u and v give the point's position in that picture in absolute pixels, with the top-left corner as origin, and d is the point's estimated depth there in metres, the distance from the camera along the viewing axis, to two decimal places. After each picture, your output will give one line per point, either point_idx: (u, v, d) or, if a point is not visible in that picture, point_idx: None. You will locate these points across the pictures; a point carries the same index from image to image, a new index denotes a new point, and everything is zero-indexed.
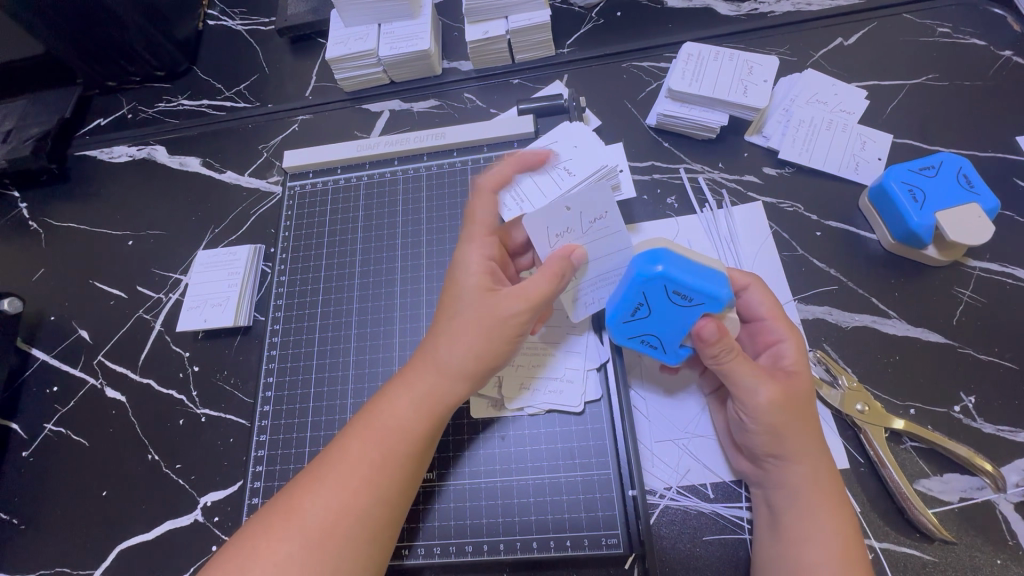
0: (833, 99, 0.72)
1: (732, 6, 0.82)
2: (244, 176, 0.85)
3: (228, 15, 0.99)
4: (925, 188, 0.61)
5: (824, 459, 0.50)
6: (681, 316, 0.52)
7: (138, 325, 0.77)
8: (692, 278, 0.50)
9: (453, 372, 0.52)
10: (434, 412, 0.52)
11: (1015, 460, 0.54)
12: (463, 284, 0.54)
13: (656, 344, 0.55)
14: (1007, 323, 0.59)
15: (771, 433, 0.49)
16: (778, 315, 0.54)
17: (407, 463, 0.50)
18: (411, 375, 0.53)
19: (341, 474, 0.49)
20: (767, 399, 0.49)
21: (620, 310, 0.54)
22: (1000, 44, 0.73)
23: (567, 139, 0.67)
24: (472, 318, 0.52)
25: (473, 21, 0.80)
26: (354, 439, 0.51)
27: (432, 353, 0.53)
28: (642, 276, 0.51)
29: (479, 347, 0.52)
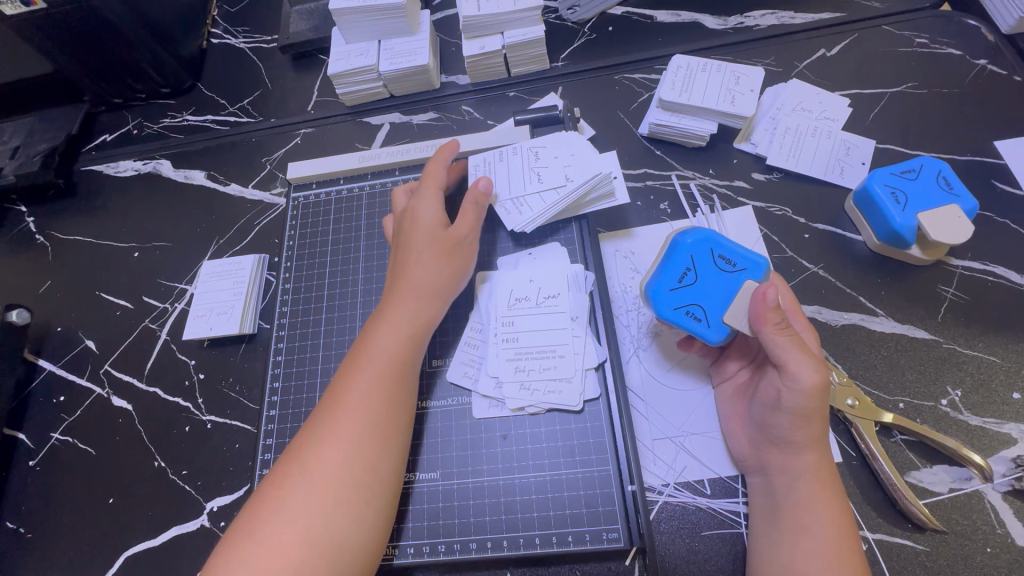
0: (816, 108, 0.75)
1: (718, 21, 0.86)
2: (248, 188, 0.87)
3: (231, 34, 1.03)
4: (905, 190, 0.63)
5: (818, 452, 0.51)
6: (731, 283, 0.56)
7: (145, 334, 0.79)
8: (736, 247, 0.57)
9: (426, 297, 0.60)
10: (415, 339, 0.58)
11: (1001, 450, 0.56)
12: (418, 227, 0.62)
13: (699, 318, 0.56)
14: (991, 320, 0.61)
15: (804, 416, 0.50)
16: (796, 306, 0.57)
17: (396, 391, 0.55)
18: (390, 313, 0.59)
19: (337, 410, 0.53)
20: (819, 377, 0.49)
21: (667, 277, 0.58)
22: (976, 53, 0.76)
23: (559, 149, 0.69)
24: (438, 249, 0.61)
25: (470, 36, 0.83)
26: (344, 383, 0.55)
27: (409, 285, 0.60)
28: (689, 241, 0.57)
29: (443, 268, 0.61)
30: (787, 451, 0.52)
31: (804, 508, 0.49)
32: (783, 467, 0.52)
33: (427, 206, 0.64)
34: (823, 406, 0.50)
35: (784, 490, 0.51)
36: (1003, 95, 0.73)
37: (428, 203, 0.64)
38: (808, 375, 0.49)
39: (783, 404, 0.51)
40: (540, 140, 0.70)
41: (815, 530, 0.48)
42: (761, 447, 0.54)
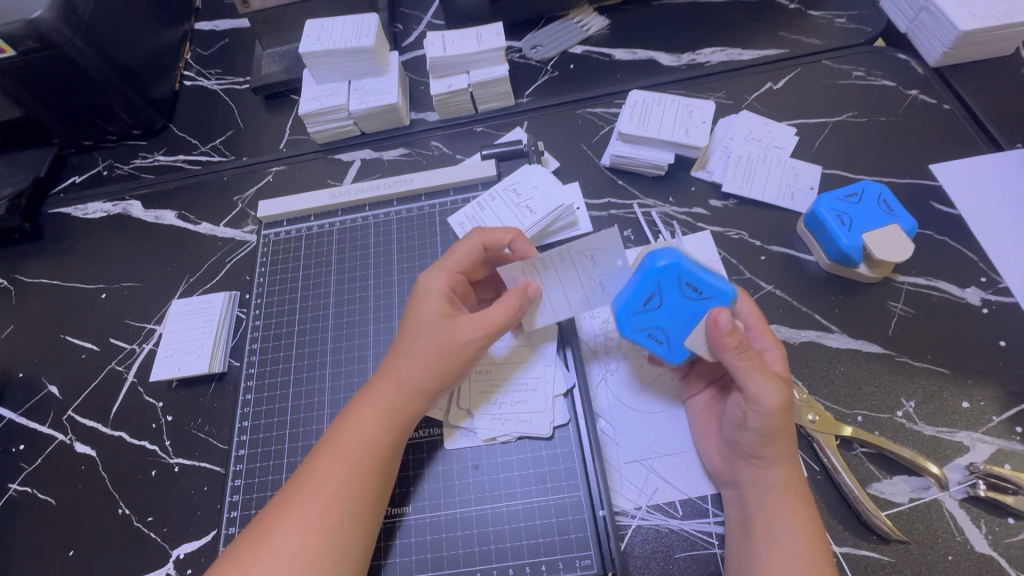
0: (766, 137, 0.80)
1: (672, 58, 0.91)
2: (219, 226, 0.87)
3: (204, 75, 1.05)
4: (851, 213, 0.67)
5: (790, 464, 0.53)
6: (696, 309, 0.57)
7: (110, 377, 0.77)
8: (703, 274, 0.57)
9: (414, 391, 0.55)
10: (399, 427, 0.55)
11: (955, 459, 0.58)
12: (422, 310, 0.58)
13: (660, 339, 0.59)
14: (938, 332, 0.64)
15: (770, 434, 0.52)
16: (763, 323, 0.57)
17: (372, 476, 0.53)
18: (370, 401, 0.56)
19: (306, 493, 0.52)
20: (779, 399, 0.51)
21: (633, 297, 0.58)
22: (908, 84, 0.82)
23: (608, 262, 0.58)
24: (432, 342, 0.56)
25: (438, 76, 0.86)
26: (319, 459, 0.54)
27: (395, 373, 0.56)
28: (658, 265, 0.57)
29: (437, 368, 0.56)
30: (759, 467, 0.53)
31: (779, 522, 0.50)
32: (755, 482, 0.53)
33: (436, 289, 0.59)
34: (787, 425, 0.52)
35: (757, 506, 0.52)
36: (934, 122, 0.79)
37: (438, 282, 0.59)
38: (773, 399, 0.51)
39: (750, 425, 0.52)
40: (586, 241, 0.57)
41: (790, 544, 0.49)
42: (733, 464, 0.55)
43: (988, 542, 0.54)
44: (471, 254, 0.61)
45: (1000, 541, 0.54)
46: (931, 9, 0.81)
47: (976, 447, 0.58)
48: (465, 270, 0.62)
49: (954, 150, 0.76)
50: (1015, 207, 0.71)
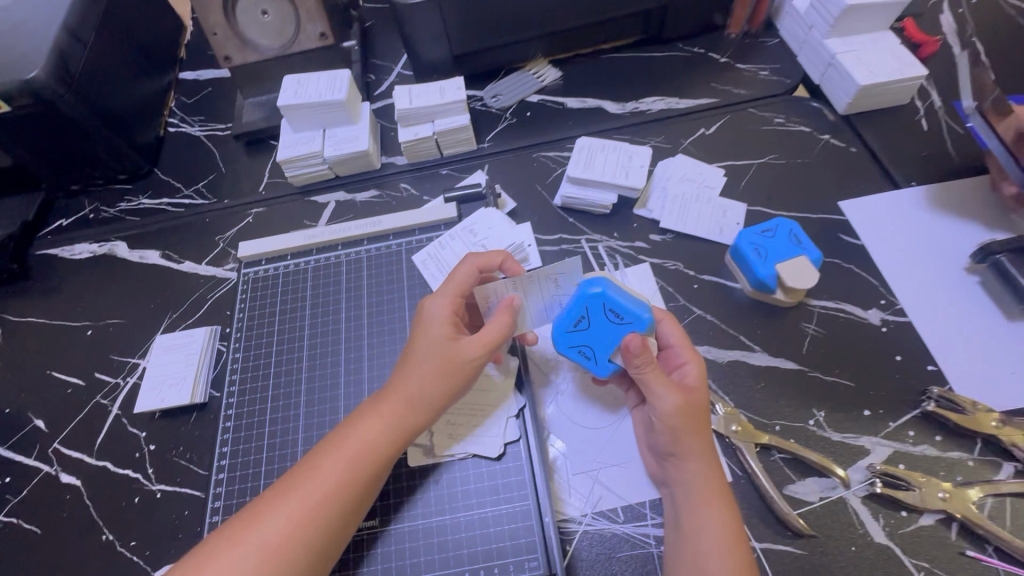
0: (698, 178, 0.90)
1: (618, 106, 1.02)
2: (201, 264, 0.94)
3: (188, 122, 1.12)
4: (766, 246, 0.76)
5: (711, 461, 0.60)
6: (617, 332, 0.65)
7: (95, 410, 0.82)
8: (625, 302, 0.64)
9: (418, 405, 0.62)
10: (399, 438, 0.62)
11: (857, 461, 0.66)
12: (429, 329, 0.65)
13: (588, 356, 0.67)
14: (844, 350, 0.73)
15: (674, 433, 0.60)
16: (684, 342, 0.65)
17: (365, 479, 0.59)
18: (382, 408, 0.62)
19: (303, 488, 0.57)
20: (673, 402, 0.60)
21: (564, 320, 0.66)
22: (821, 130, 0.93)
23: (569, 285, 0.67)
24: (440, 358, 0.63)
25: (405, 124, 0.95)
26: (322, 458, 0.60)
27: (403, 387, 0.63)
28: (588, 291, 0.64)
29: (444, 383, 0.63)
30: (676, 464, 0.61)
31: (700, 514, 0.57)
32: (678, 478, 0.60)
33: (440, 312, 0.66)
34: (688, 421, 0.60)
35: (683, 500, 0.59)
36: (843, 163, 0.90)
37: (444, 306, 0.66)
38: (670, 403, 0.60)
39: (657, 424, 0.61)
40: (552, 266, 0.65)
41: (708, 532, 0.56)
42: (662, 463, 0.63)
43: (886, 533, 0.62)
44: (470, 279, 0.68)
45: (895, 532, 0.62)
46: (836, 65, 0.92)
47: (875, 450, 0.66)
48: (467, 295, 0.68)
49: (859, 188, 0.87)
50: (910, 237, 0.81)
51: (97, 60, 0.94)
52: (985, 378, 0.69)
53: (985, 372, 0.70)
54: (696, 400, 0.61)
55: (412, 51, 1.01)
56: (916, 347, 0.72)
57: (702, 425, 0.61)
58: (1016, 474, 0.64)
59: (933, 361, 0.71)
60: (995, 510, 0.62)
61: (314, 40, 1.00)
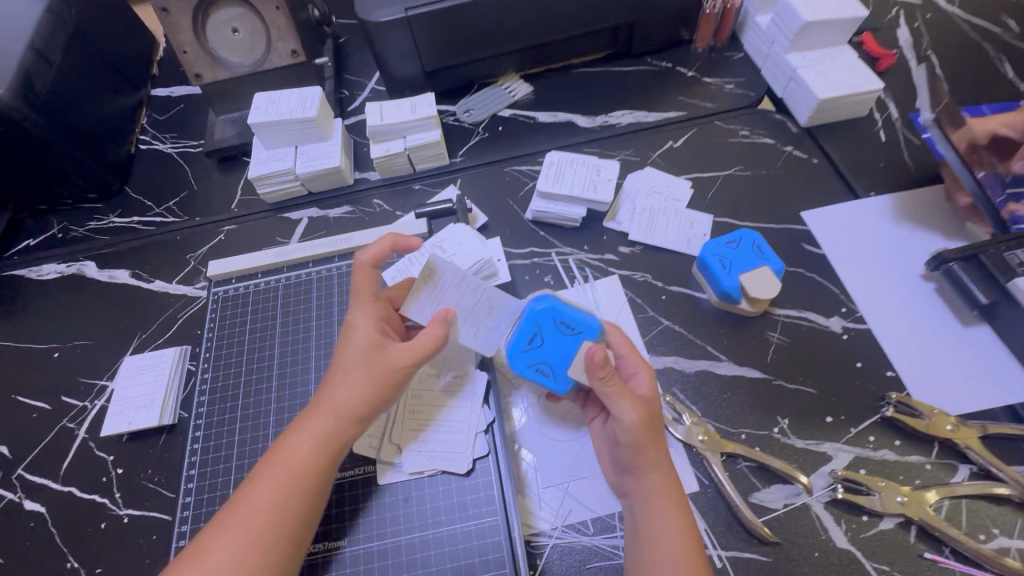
0: (666, 191, 0.92)
1: (588, 119, 1.03)
2: (172, 283, 0.93)
3: (159, 139, 1.12)
4: (730, 257, 0.78)
5: (670, 469, 0.61)
6: (572, 344, 0.67)
7: (62, 434, 0.81)
8: (574, 313, 0.67)
9: (350, 418, 0.62)
10: (334, 454, 0.61)
11: (820, 467, 0.67)
12: (354, 343, 0.64)
13: (547, 373, 0.67)
14: (807, 358, 0.75)
15: (637, 447, 0.60)
16: (633, 351, 0.66)
17: (304, 500, 0.58)
18: (309, 425, 0.61)
19: (244, 515, 0.56)
20: (634, 416, 0.60)
21: (520, 338, 0.68)
22: (785, 141, 0.96)
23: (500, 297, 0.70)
24: (367, 370, 0.62)
25: (377, 140, 0.95)
26: (259, 483, 0.58)
27: (331, 402, 0.62)
28: (538, 306, 0.67)
29: (370, 394, 0.62)
30: (638, 476, 0.61)
31: (661, 524, 0.58)
32: (639, 488, 0.61)
33: (365, 324, 0.65)
34: (650, 435, 0.60)
35: (643, 510, 0.60)
36: (806, 174, 0.92)
37: (365, 318, 0.66)
38: (633, 418, 0.60)
39: (619, 439, 0.61)
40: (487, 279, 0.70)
41: (670, 543, 0.57)
42: (622, 474, 0.63)
43: (847, 537, 0.63)
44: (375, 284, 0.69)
45: (857, 536, 0.63)
46: (797, 79, 0.94)
47: (837, 455, 0.68)
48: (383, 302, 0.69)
49: (821, 198, 0.89)
50: (869, 245, 0.83)
51: (65, 79, 0.93)
52: (941, 382, 0.71)
53: (941, 377, 0.72)
54: (651, 410, 0.62)
55: (384, 67, 1.02)
56: (876, 353, 0.74)
57: (659, 433, 0.62)
58: (971, 476, 0.66)
59: (892, 367, 0.73)
60: (952, 512, 0.63)
61: (286, 58, 1.00)
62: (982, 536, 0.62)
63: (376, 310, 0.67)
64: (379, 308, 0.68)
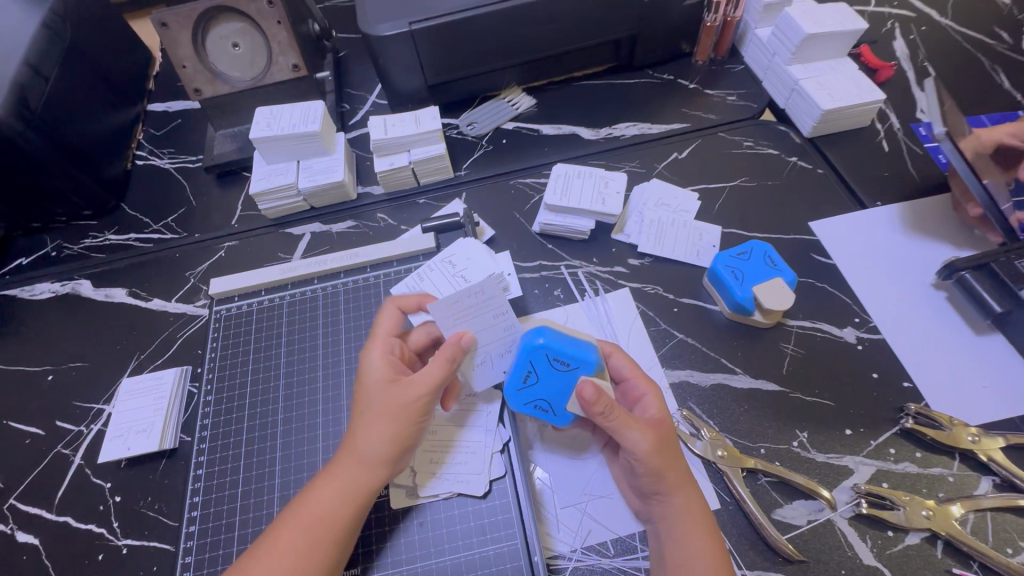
0: (673, 202, 0.91)
1: (592, 131, 1.03)
2: (171, 301, 0.91)
3: (156, 155, 1.10)
4: (743, 269, 0.77)
5: (693, 492, 0.60)
6: (568, 379, 0.63)
7: (56, 460, 0.77)
8: (569, 348, 0.63)
9: (371, 459, 0.60)
10: (357, 499, 0.59)
11: (842, 481, 0.66)
12: (370, 382, 0.63)
13: (546, 408, 0.66)
14: (823, 369, 0.74)
15: (655, 474, 0.58)
16: (638, 372, 0.66)
17: (328, 548, 0.56)
18: (333, 470, 0.60)
19: (268, 566, 0.54)
20: (647, 444, 0.58)
21: (514, 378, 0.65)
22: (789, 152, 0.96)
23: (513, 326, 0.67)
24: (384, 407, 0.61)
25: (381, 154, 0.94)
26: (281, 528, 0.57)
27: (352, 444, 0.60)
28: (531, 344, 0.62)
29: (390, 433, 0.60)
30: (661, 501, 0.60)
31: (691, 549, 0.56)
32: (663, 515, 0.59)
33: (379, 361, 0.65)
34: (666, 461, 0.59)
35: (672, 536, 0.58)
36: (812, 184, 0.92)
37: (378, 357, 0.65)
38: (644, 445, 0.58)
39: (636, 468, 0.60)
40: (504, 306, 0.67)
41: (702, 567, 0.55)
42: (645, 501, 0.62)
43: (873, 554, 0.62)
44: (392, 319, 0.70)
45: (883, 552, 0.62)
46: (800, 91, 0.95)
47: (859, 469, 0.67)
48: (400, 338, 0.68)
49: (829, 208, 0.89)
50: (878, 255, 0.83)
51: (60, 95, 0.91)
52: (958, 392, 0.71)
53: (957, 386, 0.71)
54: (663, 433, 0.60)
55: (387, 81, 1.01)
56: (892, 364, 0.74)
57: (676, 457, 0.60)
58: (994, 487, 0.65)
59: (909, 377, 0.73)
60: (977, 525, 0.62)
61: (286, 72, 0.99)
62: (1009, 550, 0.61)
63: (390, 348, 0.67)
64: (393, 346, 0.67)
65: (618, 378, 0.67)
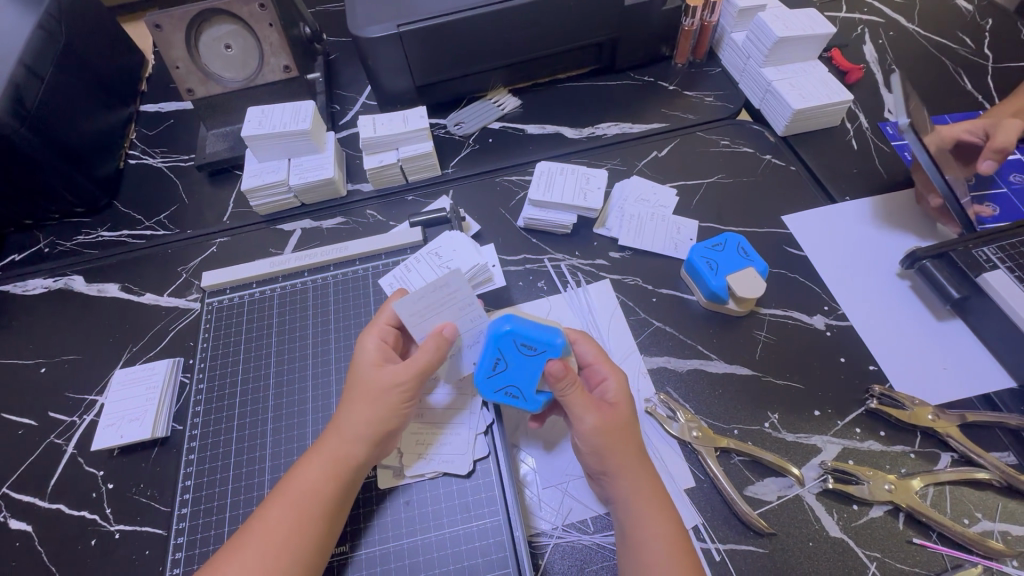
0: (653, 198, 0.95)
1: (576, 131, 1.07)
2: (163, 296, 0.92)
3: (149, 154, 1.12)
4: (717, 259, 0.81)
5: (646, 473, 0.62)
6: (536, 364, 0.64)
7: (49, 450, 0.79)
8: (536, 332, 0.64)
9: (356, 439, 0.62)
10: (345, 476, 0.61)
11: (810, 459, 0.70)
12: (358, 365, 0.66)
13: (517, 394, 0.66)
14: (794, 355, 0.78)
15: (598, 452, 0.62)
16: (601, 359, 0.68)
17: (317, 524, 0.58)
18: (319, 451, 0.62)
19: (257, 542, 0.56)
20: (592, 422, 0.62)
21: (483, 365, 0.66)
22: (763, 150, 1.00)
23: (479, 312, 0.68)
24: (369, 390, 0.64)
25: (369, 152, 0.96)
26: (268, 507, 0.59)
27: (340, 423, 0.63)
28: (499, 330, 0.64)
29: (374, 414, 0.63)
30: (610, 481, 0.63)
31: (637, 525, 0.59)
32: (615, 495, 0.62)
33: (367, 345, 0.67)
34: (613, 440, 0.62)
35: (621, 512, 0.61)
36: (785, 180, 0.96)
37: (368, 343, 0.67)
38: (588, 423, 0.62)
39: (582, 447, 0.64)
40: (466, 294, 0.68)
41: (647, 542, 0.58)
42: (599, 480, 0.65)
43: (839, 527, 0.65)
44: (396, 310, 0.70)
45: (848, 524, 0.65)
46: (773, 91, 0.99)
47: (826, 447, 0.70)
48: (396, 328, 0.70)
49: (800, 203, 0.93)
50: (847, 247, 0.87)
51: (55, 94, 0.93)
52: (920, 374, 0.75)
53: (920, 369, 0.75)
54: (617, 415, 0.64)
55: (376, 81, 1.04)
56: (859, 349, 0.77)
57: (629, 438, 0.63)
58: (953, 462, 0.68)
59: (874, 361, 0.76)
60: (937, 498, 0.66)
61: (278, 73, 1.01)
62: (966, 520, 0.64)
63: (383, 335, 0.68)
64: (388, 334, 0.69)
65: (582, 363, 0.69)
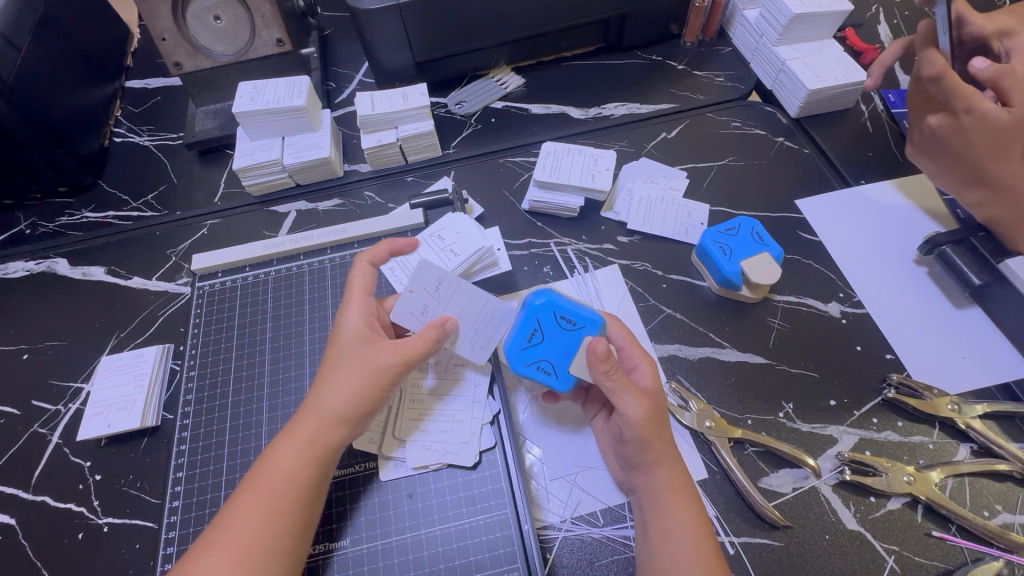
0: (662, 180, 0.91)
1: (582, 111, 1.03)
2: (151, 280, 0.88)
3: (135, 132, 1.07)
4: (730, 244, 0.78)
5: (677, 462, 0.60)
6: (574, 338, 0.66)
7: (33, 440, 0.75)
8: (574, 308, 0.67)
9: (334, 419, 0.58)
10: (319, 456, 0.58)
11: (826, 450, 0.68)
12: (343, 342, 0.63)
13: (547, 369, 0.67)
14: (808, 342, 0.75)
15: (643, 442, 0.59)
16: (632, 342, 0.66)
17: (293, 513, 0.55)
18: (294, 432, 0.59)
19: (234, 527, 0.54)
20: (640, 410, 0.58)
21: (519, 337, 0.68)
22: (776, 132, 0.97)
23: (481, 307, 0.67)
24: (350, 370, 0.60)
25: (367, 131, 0.92)
26: (245, 491, 0.56)
27: (314, 404, 0.59)
28: (536, 302, 0.68)
29: (354, 395, 0.59)
30: (645, 472, 0.60)
31: (663, 516, 0.57)
32: (647, 487, 0.60)
33: (352, 325, 0.64)
34: (653, 430, 0.59)
35: (649, 506, 0.59)
36: (798, 164, 0.93)
37: (352, 322, 0.64)
38: (634, 412, 0.58)
39: (626, 435, 0.60)
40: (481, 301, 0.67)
41: (676, 535, 0.56)
42: (628, 471, 0.62)
43: (856, 519, 0.63)
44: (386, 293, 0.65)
45: (865, 517, 0.63)
46: (787, 71, 0.95)
47: (843, 438, 0.68)
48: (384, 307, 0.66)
49: (814, 187, 0.90)
50: (863, 233, 0.84)
51: (35, 68, 0.87)
52: (938, 364, 0.73)
53: (938, 359, 0.73)
54: (656, 403, 0.61)
55: (373, 56, 0.99)
56: (875, 337, 0.75)
57: (665, 426, 0.60)
58: (972, 454, 0.67)
59: (892, 349, 0.74)
60: (956, 490, 0.64)
61: (271, 47, 0.96)
62: (986, 513, 0.63)
63: (365, 312, 0.65)
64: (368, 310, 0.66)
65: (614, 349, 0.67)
